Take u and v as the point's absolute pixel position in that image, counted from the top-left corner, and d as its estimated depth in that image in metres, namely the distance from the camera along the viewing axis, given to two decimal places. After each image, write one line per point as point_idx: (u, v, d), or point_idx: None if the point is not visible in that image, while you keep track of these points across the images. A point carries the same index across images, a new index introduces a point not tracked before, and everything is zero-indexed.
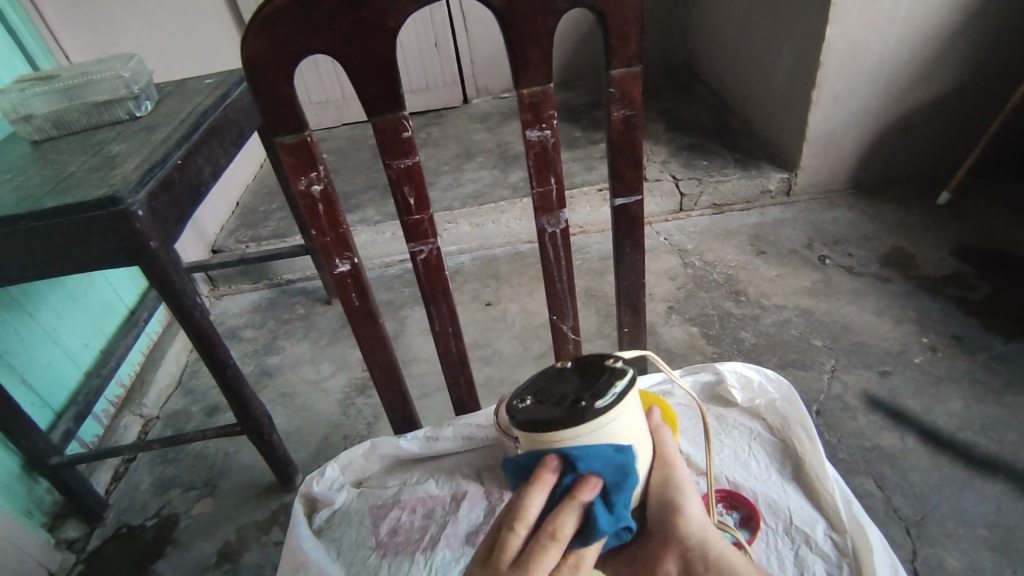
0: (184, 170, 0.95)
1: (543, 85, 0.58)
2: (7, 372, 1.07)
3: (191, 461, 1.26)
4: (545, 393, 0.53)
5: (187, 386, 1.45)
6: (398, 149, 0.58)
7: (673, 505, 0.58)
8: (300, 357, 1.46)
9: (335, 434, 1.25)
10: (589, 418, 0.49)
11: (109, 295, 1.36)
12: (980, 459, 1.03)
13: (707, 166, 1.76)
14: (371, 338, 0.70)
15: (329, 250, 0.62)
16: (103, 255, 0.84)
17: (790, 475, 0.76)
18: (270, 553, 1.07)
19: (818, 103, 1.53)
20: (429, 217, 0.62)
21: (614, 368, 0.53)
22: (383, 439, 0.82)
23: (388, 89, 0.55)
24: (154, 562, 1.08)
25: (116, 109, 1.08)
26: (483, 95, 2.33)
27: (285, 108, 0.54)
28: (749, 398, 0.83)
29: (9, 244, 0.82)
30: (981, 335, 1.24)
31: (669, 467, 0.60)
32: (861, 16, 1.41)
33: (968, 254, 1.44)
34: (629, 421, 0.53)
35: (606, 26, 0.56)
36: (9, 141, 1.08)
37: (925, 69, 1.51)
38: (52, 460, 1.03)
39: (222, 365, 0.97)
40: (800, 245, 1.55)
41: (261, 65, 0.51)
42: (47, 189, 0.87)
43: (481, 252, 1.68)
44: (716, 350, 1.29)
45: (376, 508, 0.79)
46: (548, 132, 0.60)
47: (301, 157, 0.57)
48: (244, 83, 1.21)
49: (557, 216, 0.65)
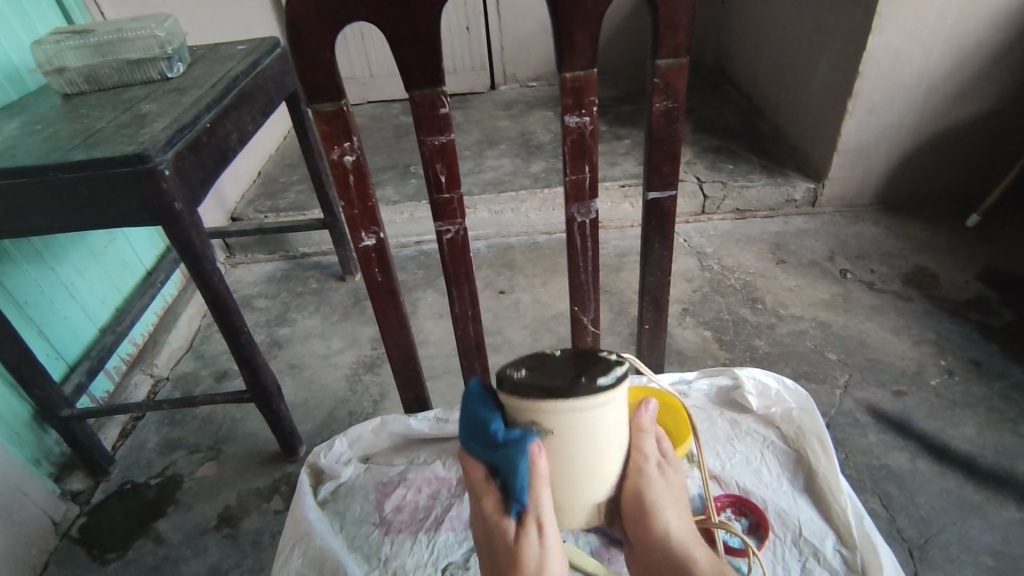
0: (213, 133, 0.95)
1: (587, 69, 0.57)
2: (23, 321, 1.08)
3: (197, 424, 1.27)
4: (537, 367, 0.53)
5: (199, 350, 1.46)
6: (433, 125, 0.57)
7: (644, 504, 0.61)
8: (311, 330, 1.47)
9: (341, 410, 1.26)
10: (579, 395, 0.51)
11: (128, 254, 1.37)
12: (990, 486, 1.02)
13: (732, 169, 1.73)
14: (390, 315, 0.69)
15: (356, 223, 0.62)
16: (127, 213, 0.84)
17: (801, 486, 0.76)
18: (270, 522, 1.07)
19: (852, 113, 1.50)
20: (459, 197, 0.61)
21: (610, 358, 0.54)
22: (394, 418, 0.84)
23: (430, 63, 0.54)
24: (155, 520, 1.09)
25: (148, 68, 1.08)
26: (510, 82, 2.30)
27: (324, 75, 0.53)
28: (765, 405, 0.83)
29: (36, 194, 0.83)
30: (1001, 362, 1.22)
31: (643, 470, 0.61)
32: (905, 27, 1.37)
33: (994, 279, 1.41)
34: (610, 411, 0.54)
35: (656, 14, 0.54)
36: (40, 93, 1.09)
37: (966, 86, 1.48)
38: (63, 411, 1.04)
39: (237, 332, 0.98)
40: (821, 257, 1.53)
41: (303, 29, 0.51)
42: (76, 142, 0.87)
43: (497, 240, 1.67)
44: (728, 356, 1.28)
45: (381, 485, 0.81)
46: (587, 119, 0.59)
47: (336, 127, 0.56)
48: (276, 51, 1.21)
49: (588, 205, 0.64)
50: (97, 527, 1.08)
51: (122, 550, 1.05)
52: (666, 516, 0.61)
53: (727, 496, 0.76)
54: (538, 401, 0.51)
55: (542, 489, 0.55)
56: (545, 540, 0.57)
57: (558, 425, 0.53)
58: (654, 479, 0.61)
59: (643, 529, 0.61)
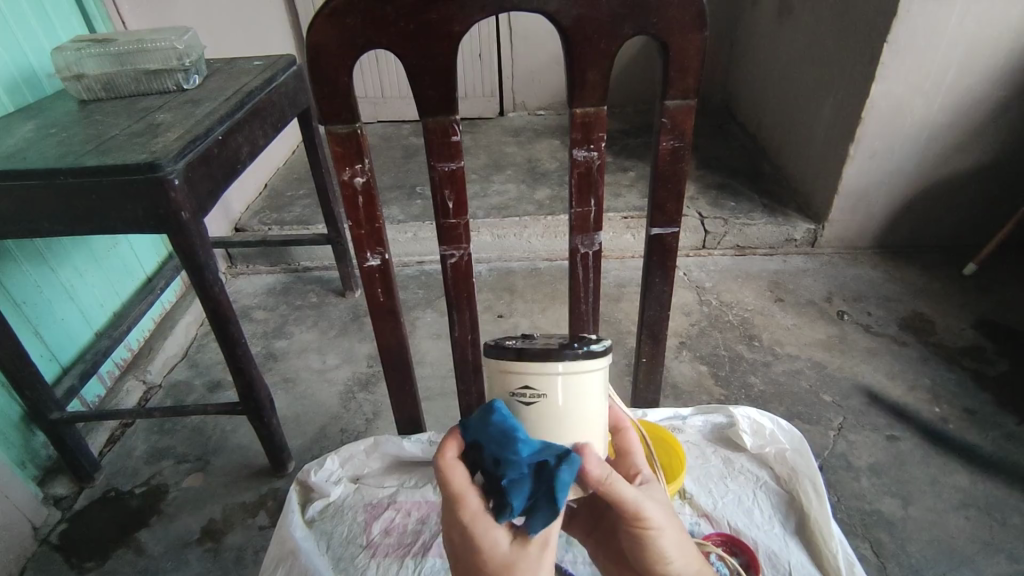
0: (224, 146, 0.96)
1: (597, 106, 0.58)
2: (21, 322, 1.08)
3: (187, 434, 1.26)
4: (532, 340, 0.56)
5: (194, 359, 1.45)
6: (444, 152, 0.58)
7: (647, 543, 0.57)
8: (307, 345, 1.47)
9: (333, 427, 1.25)
10: (553, 358, 0.54)
11: (130, 259, 1.37)
12: (982, 538, 1.01)
13: (734, 207, 1.75)
14: (390, 335, 0.70)
15: (362, 243, 0.62)
16: (134, 220, 0.85)
17: (793, 528, 0.76)
18: (253, 538, 1.06)
19: (854, 157, 1.52)
20: (465, 223, 0.62)
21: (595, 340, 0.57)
22: (387, 439, 0.84)
23: (445, 92, 0.55)
24: (138, 530, 1.07)
25: (165, 79, 1.10)
26: (519, 110, 2.34)
27: (341, 99, 0.54)
28: (758, 445, 0.83)
29: (45, 197, 0.83)
30: (996, 412, 1.22)
31: (641, 522, 0.55)
32: (907, 77, 1.40)
33: (990, 329, 1.42)
34: (580, 394, 0.56)
35: (667, 57, 0.56)
36: (57, 98, 1.10)
37: (965, 138, 1.50)
38: (53, 414, 1.04)
39: (234, 343, 0.98)
40: (819, 297, 1.54)
41: (324, 54, 0.52)
42: (89, 147, 0.88)
43: (499, 264, 1.68)
44: (723, 392, 1.28)
45: (371, 506, 0.81)
46: (595, 154, 0.60)
47: (349, 149, 0.57)
48: (292, 69, 1.23)
49: (591, 237, 0.65)
50: (78, 533, 1.07)
51: (101, 558, 1.03)
52: (668, 549, 0.57)
53: (718, 535, 0.75)
54: (538, 359, 0.54)
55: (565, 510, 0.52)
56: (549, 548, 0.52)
57: (529, 387, 0.55)
58: (655, 518, 0.56)
59: (649, 561, 0.59)
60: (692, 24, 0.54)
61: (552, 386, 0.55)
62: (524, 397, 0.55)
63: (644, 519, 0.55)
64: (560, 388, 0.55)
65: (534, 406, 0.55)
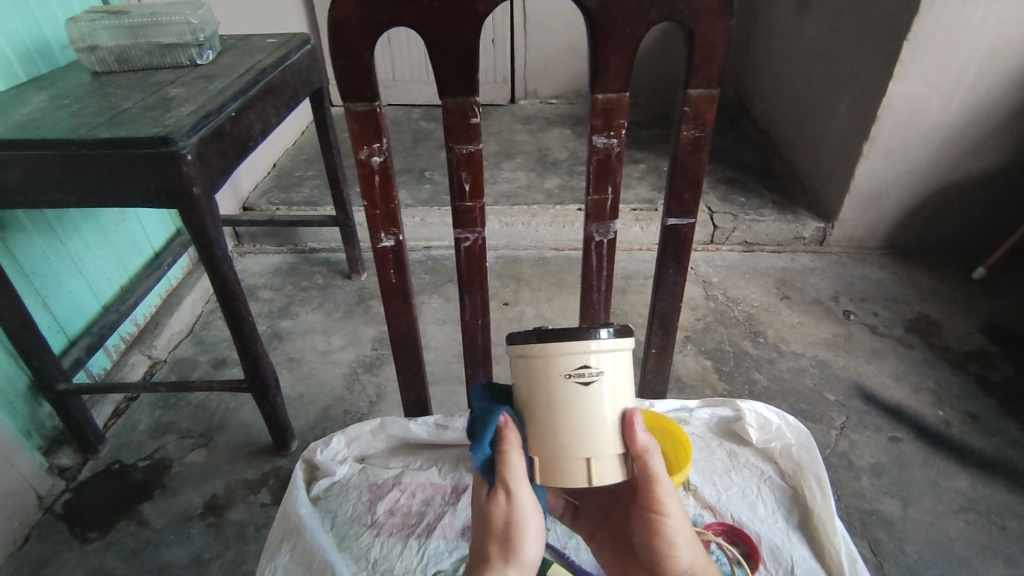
0: (237, 122, 0.96)
1: (619, 92, 0.57)
2: (30, 292, 1.08)
3: (191, 410, 1.27)
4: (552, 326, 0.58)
5: (199, 335, 1.46)
6: (462, 133, 0.58)
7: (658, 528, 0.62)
8: (312, 326, 1.47)
9: (336, 408, 1.25)
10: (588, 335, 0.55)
11: (138, 234, 1.37)
12: (979, 541, 1.01)
13: (744, 203, 1.74)
14: (401, 317, 0.70)
15: (376, 223, 0.62)
16: (146, 194, 0.85)
17: (796, 523, 0.76)
18: (256, 514, 1.07)
19: (867, 157, 1.51)
20: (481, 206, 0.62)
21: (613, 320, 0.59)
22: (393, 420, 0.83)
23: (466, 73, 0.55)
24: (141, 502, 1.08)
25: (178, 53, 1.09)
26: (530, 98, 2.32)
27: (361, 76, 0.54)
28: (764, 439, 0.82)
29: (58, 168, 0.83)
30: (999, 417, 1.22)
31: (658, 501, 0.61)
32: (926, 77, 1.39)
33: (996, 333, 1.41)
34: (616, 369, 0.57)
35: (692, 46, 0.55)
36: (70, 68, 1.10)
37: (982, 140, 1.49)
38: (60, 385, 1.04)
39: (241, 320, 0.98)
40: (826, 296, 1.54)
41: (345, 29, 0.51)
42: (102, 119, 0.88)
43: (506, 252, 1.68)
44: (727, 388, 1.28)
45: (376, 487, 0.81)
46: (615, 141, 0.59)
47: (367, 127, 0.57)
48: (306, 48, 1.22)
49: (607, 225, 0.65)
50: (82, 503, 1.08)
51: (104, 529, 1.04)
52: (676, 537, 0.63)
53: (718, 524, 0.77)
54: (571, 340, 0.55)
55: (514, 457, 0.58)
56: (516, 500, 0.59)
57: (567, 369, 0.56)
58: (669, 504, 0.62)
59: (656, 549, 0.64)
60: (718, 12, 0.53)
61: (592, 363, 0.56)
62: (580, 378, 0.56)
63: (661, 498, 0.61)
64: (598, 365, 0.56)
65: (591, 384, 0.56)
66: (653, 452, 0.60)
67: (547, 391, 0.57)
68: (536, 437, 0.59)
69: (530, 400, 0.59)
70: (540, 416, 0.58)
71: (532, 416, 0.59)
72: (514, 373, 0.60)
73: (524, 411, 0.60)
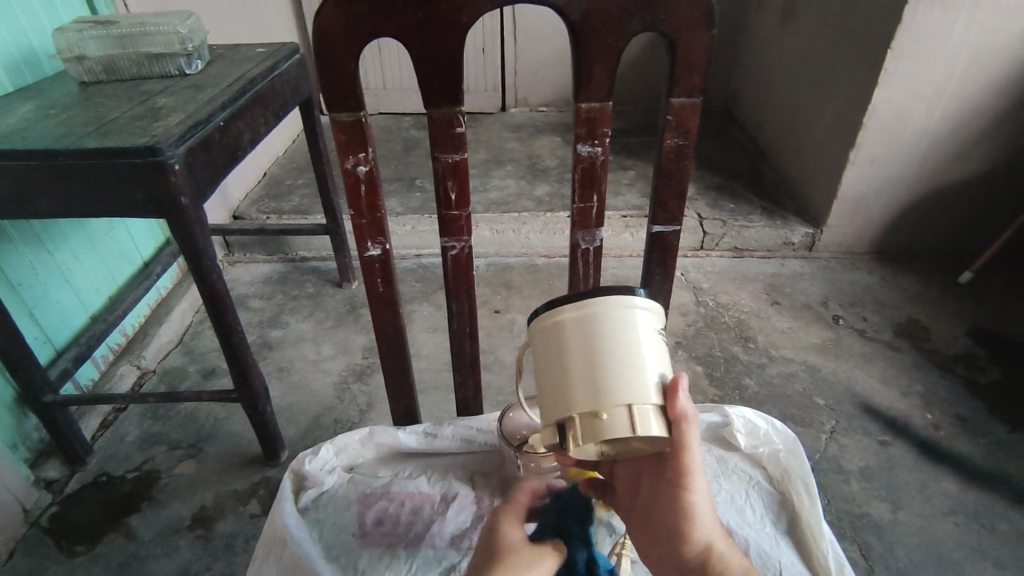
0: (225, 132, 0.96)
1: (602, 102, 0.58)
2: (17, 303, 1.08)
3: (180, 420, 1.26)
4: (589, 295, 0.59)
5: (189, 345, 1.45)
6: (448, 143, 0.58)
7: (684, 498, 0.60)
8: (303, 335, 1.46)
9: (327, 417, 1.25)
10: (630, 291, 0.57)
11: (127, 244, 1.36)
12: (969, 544, 1.02)
13: (733, 209, 1.76)
14: (388, 325, 0.70)
15: (363, 232, 0.62)
16: (133, 203, 0.84)
17: (784, 529, 0.77)
18: (245, 525, 1.06)
19: (854, 162, 1.53)
20: (467, 215, 0.62)
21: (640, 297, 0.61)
22: (382, 429, 0.83)
23: (451, 84, 0.55)
24: (129, 515, 1.07)
25: (167, 63, 1.09)
26: (520, 105, 2.33)
27: (347, 88, 0.54)
28: (752, 445, 0.83)
29: (44, 179, 0.83)
30: (987, 420, 1.23)
31: (689, 466, 0.59)
32: (910, 84, 1.41)
33: (984, 337, 1.43)
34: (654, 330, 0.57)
35: (674, 55, 0.55)
36: (57, 79, 1.09)
37: (967, 146, 1.51)
38: (46, 397, 1.03)
39: (230, 329, 0.97)
40: (815, 301, 1.55)
41: (330, 40, 0.52)
42: (89, 130, 0.88)
43: (496, 259, 1.68)
44: (717, 394, 1.28)
45: (364, 496, 0.81)
46: (599, 149, 0.60)
47: (353, 137, 0.57)
48: (294, 57, 1.22)
49: (593, 233, 0.65)
50: (68, 517, 1.06)
51: (91, 542, 1.03)
52: (699, 510, 0.61)
53: None
54: (617, 295, 0.56)
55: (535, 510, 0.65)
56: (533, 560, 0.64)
57: (615, 322, 0.55)
58: (699, 476, 0.60)
59: (674, 527, 0.61)
60: (698, 21, 0.53)
61: (639, 317, 0.56)
62: (657, 335, 0.58)
63: (692, 470, 0.59)
64: (643, 321, 0.56)
65: (639, 336, 0.56)
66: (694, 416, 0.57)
67: (596, 346, 0.55)
68: (621, 388, 0.54)
69: (617, 351, 0.55)
70: (627, 369, 0.55)
71: (619, 368, 0.55)
72: (585, 330, 0.56)
73: (605, 363, 0.55)
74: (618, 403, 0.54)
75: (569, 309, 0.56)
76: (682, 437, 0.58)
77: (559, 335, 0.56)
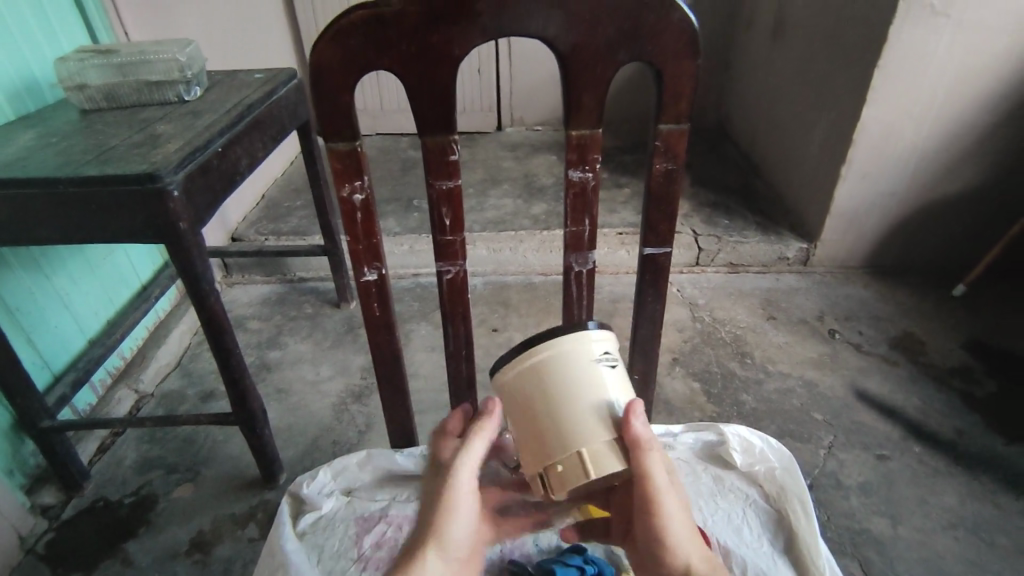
0: (223, 158, 0.97)
1: (592, 128, 0.59)
2: (15, 329, 1.08)
3: (178, 444, 1.25)
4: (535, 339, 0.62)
5: (187, 368, 1.45)
6: (442, 170, 0.59)
7: (656, 523, 0.61)
8: (301, 356, 1.46)
9: (325, 439, 1.25)
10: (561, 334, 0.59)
11: (125, 268, 1.37)
12: (969, 558, 1.01)
13: (728, 225, 1.77)
14: (385, 348, 0.70)
15: (359, 258, 0.63)
16: (132, 230, 0.85)
17: (780, 548, 0.77)
18: (243, 549, 1.05)
19: (845, 178, 1.54)
20: (461, 239, 0.63)
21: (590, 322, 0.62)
22: (379, 452, 0.84)
23: (444, 113, 0.56)
24: (126, 540, 1.07)
25: (166, 90, 1.11)
26: (516, 125, 2.36)
27: (343, 118, 0.55)
28: (748, 463, 0.83)
29: (45, 207, 0.84)
30: (985, 434, 1.23)
31: (653, 493, 0.59)
32: (898, 102, 1.43)
33: (979, 350, 1.43)
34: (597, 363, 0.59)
35: (661, 83, 0.57)
36: (58, 107, 1.11)
37: (956, 161, 1.53)
38: (43, 422, 1.03)
39: (228, 352, 0.98)
40: (811, 316, 1.56)
41: (326, 73, 0.53)
42: (89, 157, 0.89)
43: (493, 277, 1.69)
44: (715, 410, 1.29)
45: (362, 520, 0.81)
46: (590, 174, 0.61)
47: (348, 165, 0.58)
48: (292, 82, 1.24)
49: (585, 256, 0.66)
50: (64, 544, 1.06)
51: (87, 569, 1.02)
52: (675, 532, 0.61)
53: None
54: (548, 344, 0.58)
55: (478, 441, 0.61)
56: None
57: (552, 371, 0.58)
58: (665, 501, 0.60)
59: (654, 546, 0.63)
60: (684, 51, 0.55)
61: (575, 358, 0.58)
62: (602, 365, 0.59)
63: (657, 497, 0.60)
64: (581, 360, 0.58)
65: (578, 376, 0.58)
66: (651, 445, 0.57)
67: (539, 399, 0.59)
68: (568, 434, 0.57)
69: (558, 399, 0.58)
70: (570, 413, 0.57)
71: (570, 412, 0.57)
72: (536, 377, 0.59)
73: (549, 414, 0.58)
74: (572, 448, 0.57)
75: (519, 360, 0.59)
76: (638, 467, 0.58)
77: (514, 388, 0.60)
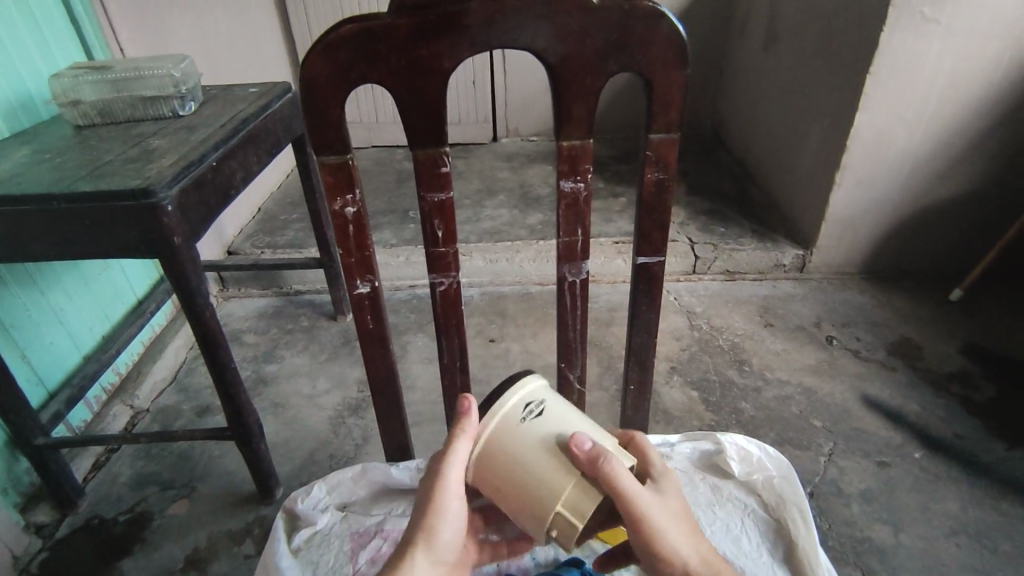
0: (217, 172, 0.97)
1: (583, 139, 0.59)
2: (9, 346, 1.08)
3: (174, 459, 1.25)
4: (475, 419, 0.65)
5: (183, 383, 1.44)
6: (433, 182, 0.59)
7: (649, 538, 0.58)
8: (298, 369, 1.46)
9: (322, 452, 1.24)
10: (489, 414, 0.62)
11: (120, 283, 1.37)
12: (972, 565, 1.01)
13: (723, 233, 1.78)
14: (379, 361, 0.70)
15: (352, 271, 0.63)
16: (126, 245, 0.85)
17: (780, 557, 0.76)
18: (239, 566, 1.04)
19: (839, 185, 1.55)
20: (454, 251, 0.63)
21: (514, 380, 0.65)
22: (374, 466, 0.83)
23: (435, 125, 0.56)
24: (121, 559, 1.05)
25: (161, 105, 1.12)
26: (512, 136, 2.37)
27: (334, 131, 0.55)
28: (746, 472, 0.83)
29: (39, 223, 0.84)
30: (985, 439, 1.23)
31: (631, 508, 0.57)
32: (890, 108, 1.44)
33: (976, 354, 1.43)
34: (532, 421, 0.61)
35: (651, 93, 0.57)
36: (52, 123, 1.11)
37: (948, 167, 1.54)
38: (38, 440, 1.02)
39: (222, 367, 0.97)
40: (808, 322, 1.55)
41: (317, 86, 0.53)
42: (83, 173, 0.89)
43: (490, 288, 1.69)
44: (714, 418, 1.28)
45: (358, 535, 0.80)
46: (582, 185, 0.61)
47: (340, 178, 0.58)
48: (287, 95, 1.25)
49: (578, 266, 0.66)
50: (58, 563, 1.05)
51: None
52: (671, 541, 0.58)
53: None
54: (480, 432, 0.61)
55: (462, 441, 0.60)
56: None
57: (497, 450, 0.61)
58: (648, 511, 0.57)
59: (654, 565, 0.59)
60: (673, 61, 0.55)
61: (509, 430, 0.61)
62: (531, 418, 0.61)
63: (638, 510, 0.57)
64: (516, 428, 0.61)
65: (518, 442, 0.60)
66: (608, 456, 0.56)
67: (503, 479, 0.61)
68: (542, 495, 0.59)
69: (516, 473, 0.60)
70: (530, 475, 0.60)
71: (533, 470, 0.60)
72: (492, 456, 0.61)
73: (517, 489, 0.60)
74: (557, 497, 0.58)
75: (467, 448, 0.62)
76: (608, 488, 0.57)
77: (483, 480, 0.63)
